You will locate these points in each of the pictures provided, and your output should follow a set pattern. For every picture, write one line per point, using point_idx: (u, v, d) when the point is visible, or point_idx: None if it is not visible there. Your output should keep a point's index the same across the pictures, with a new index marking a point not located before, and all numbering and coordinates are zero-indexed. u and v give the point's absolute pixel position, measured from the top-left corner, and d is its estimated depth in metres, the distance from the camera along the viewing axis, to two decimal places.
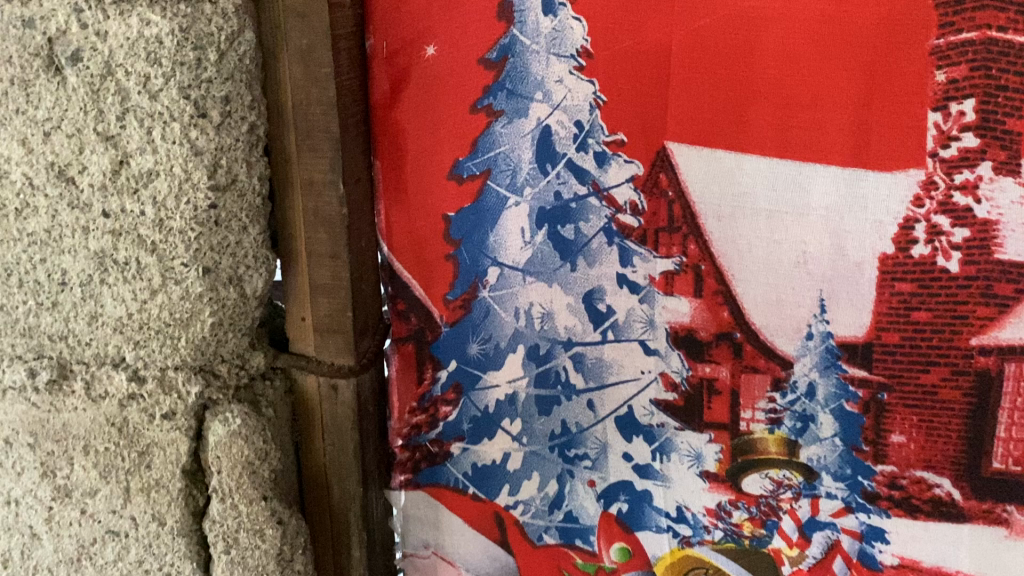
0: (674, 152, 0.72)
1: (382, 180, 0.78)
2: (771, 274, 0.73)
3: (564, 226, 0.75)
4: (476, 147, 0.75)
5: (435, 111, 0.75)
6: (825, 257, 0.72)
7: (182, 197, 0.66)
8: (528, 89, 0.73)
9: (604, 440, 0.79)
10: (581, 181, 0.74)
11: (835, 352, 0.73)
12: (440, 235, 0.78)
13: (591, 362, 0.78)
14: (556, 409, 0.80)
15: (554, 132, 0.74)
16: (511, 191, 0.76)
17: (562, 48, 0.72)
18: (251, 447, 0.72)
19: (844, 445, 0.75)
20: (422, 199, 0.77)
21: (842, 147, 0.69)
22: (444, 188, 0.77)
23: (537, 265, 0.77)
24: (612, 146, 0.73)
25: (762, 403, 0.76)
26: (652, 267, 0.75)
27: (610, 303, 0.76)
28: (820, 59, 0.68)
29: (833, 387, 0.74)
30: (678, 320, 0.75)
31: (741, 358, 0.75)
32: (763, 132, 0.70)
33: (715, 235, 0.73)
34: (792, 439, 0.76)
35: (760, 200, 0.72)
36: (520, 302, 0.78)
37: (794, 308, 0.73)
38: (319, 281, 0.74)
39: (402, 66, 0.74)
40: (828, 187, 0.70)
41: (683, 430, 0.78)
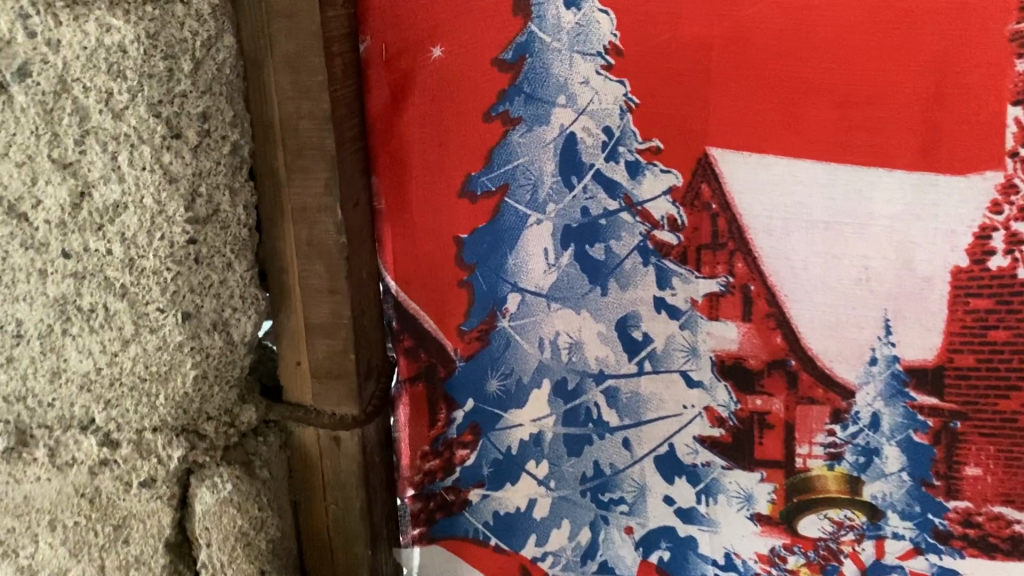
0: (718, 159, 0.64)
1: (383, 202, 0.68)
2: (829, 294, 0.65)
3: (592, 245, 0.67)
4: (491, 160, 0.66)
5: (443, 120, 0.66)
6: (889, 273, 0.64)
7: (156, 231, 0.57)
8: (549, 92, 0.64)
9: (642, 482, 0.71)
10: (611, 194, 0.65)
11: (903, 378, 0.65)
12: (451, 260, 0.69)
13: (626, 397, 0.69)
14: (588, 448, 0.71)
15: (579, 140, 0.65)
16: (532, 208, 0.67)
17: (587, 44, 0.63)
18: (244, 516, 0.63)
19: (913, 480, 0.67)
20: (428, 222, 0.68)
21: (907, 149, 0.61)
22: (455, 207, 0.68)
23: (562, 289, 0.68)
24: (646, 154, 0.64)
25: (820, 436, 0.68)
26: (693, 289, 0.66)
27: (646, 330, 0.68)
28: (882, 51, 0.60)
29: (899, 416, 0.66)
30: (725, 347, 0.67)
31: (796, 389, 0.67)
32: (819, 135, 0.62)
33: (765, 251, 0.65)
34: (855, 475, 0.68)
35: (816, 210, 0.63)
36: (544, 331, 0.69)
37: (854, 331, 0.65)
38: (316, 320, 0.64)
39: (404, 71, 0.65)
40: (893, 194, 0.62)
41: (731, 469, 0.69)
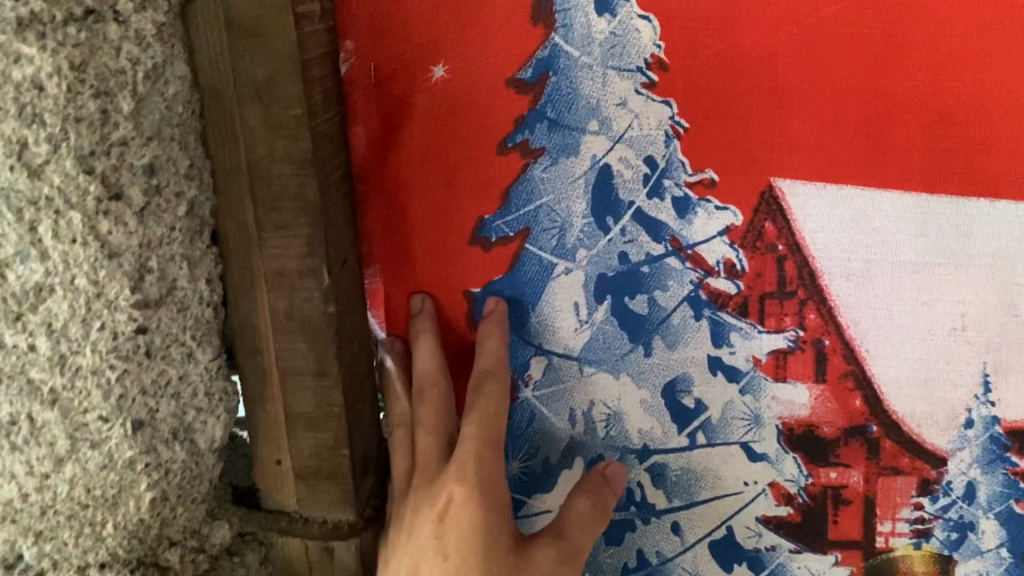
0: (785, 192, 0.53)
1: (380, 254, 0.57)
2: (918, 345, 0.54)
3: (633, 297, 0.55)
4: (508, 199, 0.54)
5: (448, 153, 0.54)
6: (990, 321, 0.53)
7: (93, 321, 0.46)
8: (577, 117, 0.53)
9: (695, 572, 0.60)
10: (655, 237, 0.54)
11: (1004, 443, 0.55)
12: (462, 318, 0.57)
13: (675, 475, 0.58)
14: (629, 536, 0.60)
15: (615, 173, 0.53)
16: (559, 255, 0.55)
17: (624, 58, 0.51)
18: None
19: (1014, 557, 0.57)
20: (435, 273, 0.57)
21: (1015, 175, 0.51)
22: (466, 254, 0.56)
23: (597, 350, 0.56)
24: (698, 188, 0.53)
25: (905, 511, 0.57)
26: (756, 345, 0.55)
27: (699, 397, 0.56)
28: (981, 57, 0.50)
29: (998, 485, 0.56)
30: (794, 414, 0.56)
31: (878, 458, 0.56)
32: (910, 161, 0.52)
33: (843, 301, 0.54)
34: (946, 554, 0.58)
35: (904, 250, 0.53)
36: (575, 401, 0.58)
37: (947, 390, 0.55)
38: (301, 410, 0.53)
39: (398, 94, 0.53)
40: (996, 228, 0.52)
41: (800, 552, 0.59)
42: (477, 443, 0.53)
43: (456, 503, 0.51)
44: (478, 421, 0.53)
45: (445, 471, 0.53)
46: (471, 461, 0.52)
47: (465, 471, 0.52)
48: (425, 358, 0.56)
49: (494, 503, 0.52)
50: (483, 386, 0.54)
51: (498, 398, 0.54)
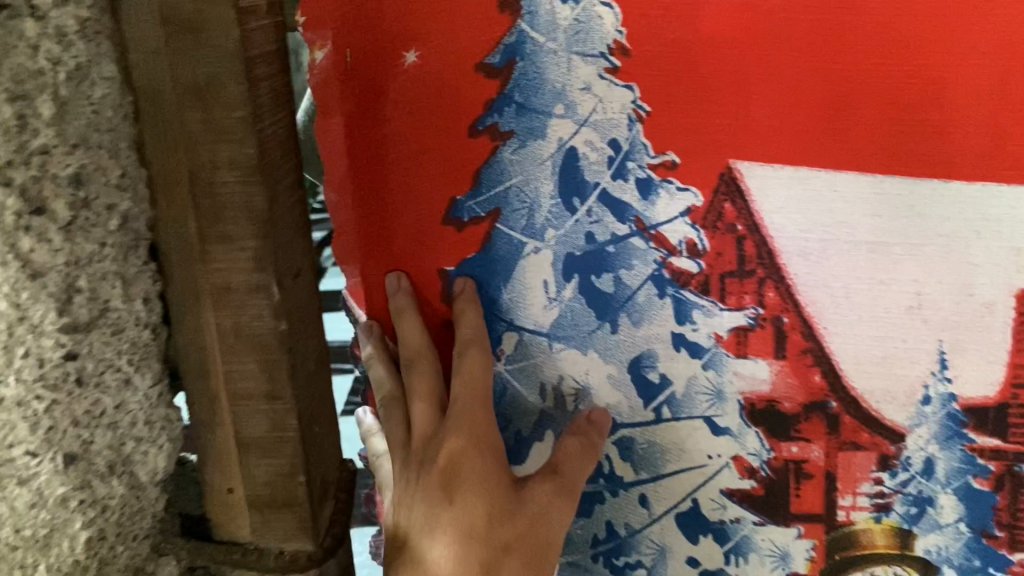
0: (744, 173, 0.52)
1: (353, 243, 0.56)
2: (877, 325, 0.55)
3: (600, 276, 0.54)
4: (478, 180, 0.53)
5: (419, 138, 0.53)
6: (945, 301, 0.54)
7: (15, 347, 0.43)
8: (543, 100, 0.52)
9: (663, 543, 0.61)
10: (620, 218, 0.53)
11: (961, 419, 0.56)
12: (436, 297, 0.57)
13: (642, 449, 0.59)
14: (600, 507, 0.61)
15: (581, 156, 0.52)
16: (528, 235, 0.54)
17: (587, 44, 0.50)
18: None
19: (972, 531, 0.59)
20: (408, 257, 0.56)
21: (968, 156, 0.51)
22: (439, 236, 0.55)
23: (566, 327, 0.56)
24: (660, 169, 0.52)
25: (865, 486, 0.58)
26: (717, 322, 0.55)
27: (664, 372, 0.56)
28: (937, 42, 0.49)
29: (955, 461, 0.57)
30: (756, 389, 0.56)
31: (838, 433, 0.57)
32: (866, 142, 0.51)
33: (800, 277, 0.54)
34: (905, 528, 0.59)
35: (859, 230, 0.53)
36: (546, 377, 0.58)
37: (906, 367, 0.55)
38: (254, 435, 0.51)
39: (370, 80, 0.52)
40: (950, 209, 0.52)
41: (764, 525, 0.60)
42: (472, 398, 0.54)
43: (457, 452, 0.52)
44: (467, 379, 0.54)
45: (444, 428, 0.54)
46: (468, 412, 0.54)
47: (464, 424, 0.53)
48: (407, 334, 0.56)
49: (492, 450, 0.53)
50: (468, 351, 0.54)
51: (483, 358, 0.54)
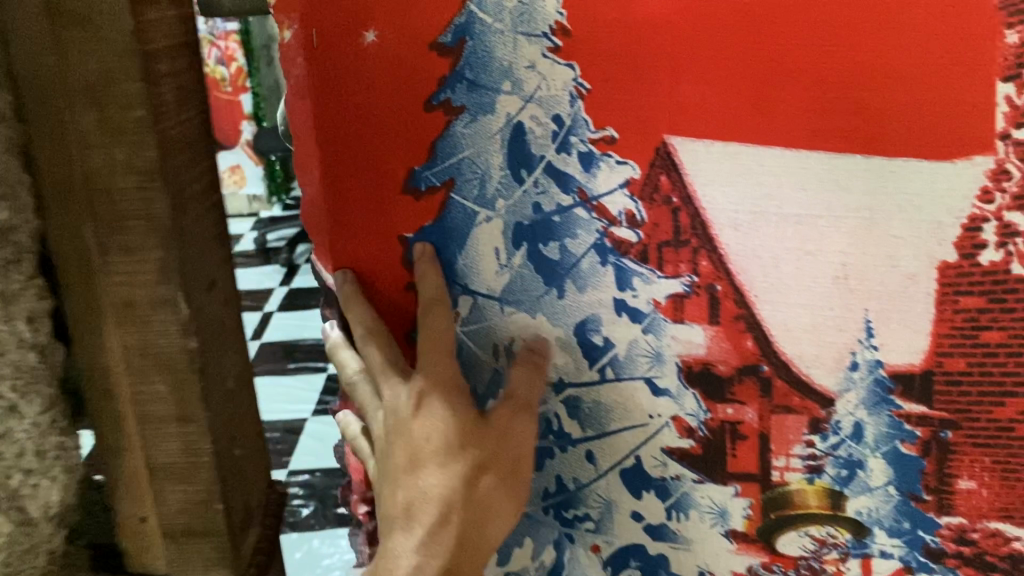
0: (676, 148, 0.53)
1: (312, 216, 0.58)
2: (805, 293, 0.56)
3: (546, 244, 0.56)
4: (433, 153, 0.55)
5: (377, 113, 0.54)
6: (870, 270, 0.56)
7: None
8: (492, 77, 0.53)
9: (608, 497, 0.63)
10: (563, 189, 0.55)
11: (888, 385, 0.58)
12: (396, 266, 0.58)
13: (589, 407, 0.61)
14: (550, 463, 0.63)
15: (527, 130, 0.54)
16: (481, 205, 0.56)
17: (532, 24, 0.52)
18: None
19: (901, 494, 0.61)
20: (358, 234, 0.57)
21: (891, 130, 0.53)
22: (398, 211, 0.57)
23: (516, 292, 0.58)
24: (600, 144, 0.54)
25: (797, 448, 0.60)
26: (656, 289, 0.57)
27: (607, 334, 0.58)
28: (859, 20, 0.51)
29: (884, 426, 0.59)
30: (692, 352, 0.58)
31: (770, 397, 0.59)
32: (795, 118, 0.53)
33: (731, 248, 0.55)
34: (837, 490, 0.61)
35: (786, 203, 0.55)
36: (497, 339, 0.59)
37: (835, 333, 0.57)
38: (167, 461, 0.53)
39: (329, 59, 0.53)
40: (873, 184, 0.54)
41: (702, 483, 0.62)
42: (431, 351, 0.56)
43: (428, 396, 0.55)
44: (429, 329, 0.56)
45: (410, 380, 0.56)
46: (431, 360, 0.56)
47: (429, 375, 0.55)
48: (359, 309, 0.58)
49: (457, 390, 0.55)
50: (431, 308, 0.56)
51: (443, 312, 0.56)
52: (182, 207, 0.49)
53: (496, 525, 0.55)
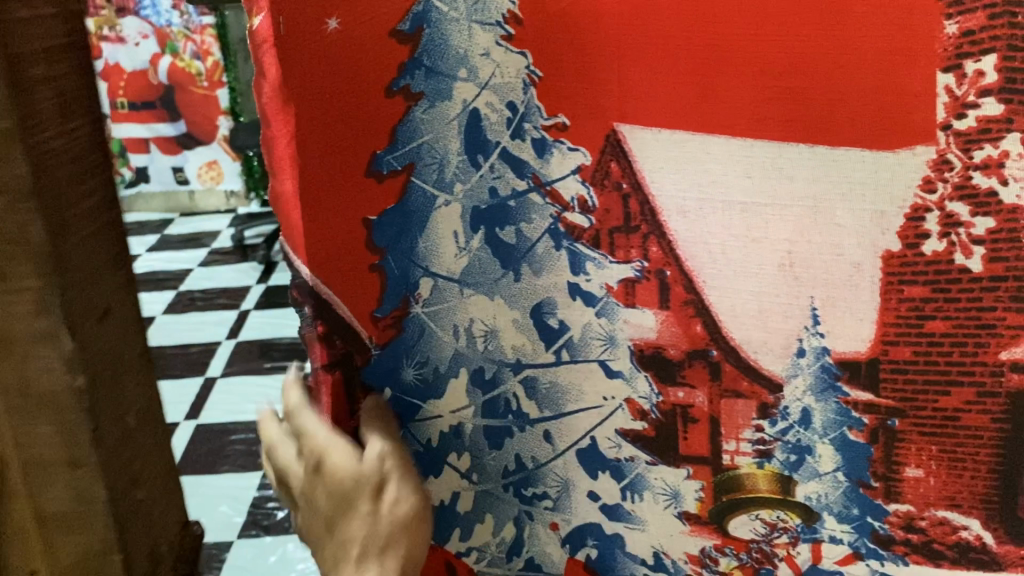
0: (626, 135, 0.60)
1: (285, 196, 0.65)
2: (750, 281, 0.60)
3: (503, 228, 0.63)
4: (395, 137, 0.63)
5: (343, 93, 0.63)
6: (813, 258, 0.58)
7: None
8: (449, 65, 0.61)
9: (566, 476, 0.68)
10: (519, 174, 0.62)
11: (834, 372, 0.60)
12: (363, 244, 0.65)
13: (545, 388, 0.66)
14: (508, 441, 0.68)
15: (483, 116, 0.62)
16: (440, 188, 0.64)
17: (485, 14, 0.60)
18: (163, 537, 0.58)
19: (850, 481, 0.62)
20: (328, 201, 0.65)
21: (829, 121, 0.56)
22: (361, 186, 0.64)
23: (475, 274, 0.65)
24: (552, 130, 0.61)
25: (747, 432, 0.63)
26: (608, 274, 0.63)
27: (562, 318, 0.64)
28: (794, 15, 0.55)
29: (832, 412, 0.61)
30: (643, 336, 0.63)
31: (719, 380, 0.63)
32: (739, 108, 0.57)
33: (680, 234, 0.60)
34: (785, 474, 0.63)
35: (732, 190, 0.59)
36: (458, 318, 0.66)
37: (780, 320, 0.60)
38: (57, 505, 0.52)
39: (309, 44, 0.62)
40: (815, 172, 0.57)
41: (656, 465, 0.66)
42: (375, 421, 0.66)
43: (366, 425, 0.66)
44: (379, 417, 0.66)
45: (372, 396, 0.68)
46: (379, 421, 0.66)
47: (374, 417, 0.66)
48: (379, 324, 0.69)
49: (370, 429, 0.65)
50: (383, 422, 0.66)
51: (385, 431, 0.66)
52: (65, 225, 0.48)
53: (390, 489, 0.59)
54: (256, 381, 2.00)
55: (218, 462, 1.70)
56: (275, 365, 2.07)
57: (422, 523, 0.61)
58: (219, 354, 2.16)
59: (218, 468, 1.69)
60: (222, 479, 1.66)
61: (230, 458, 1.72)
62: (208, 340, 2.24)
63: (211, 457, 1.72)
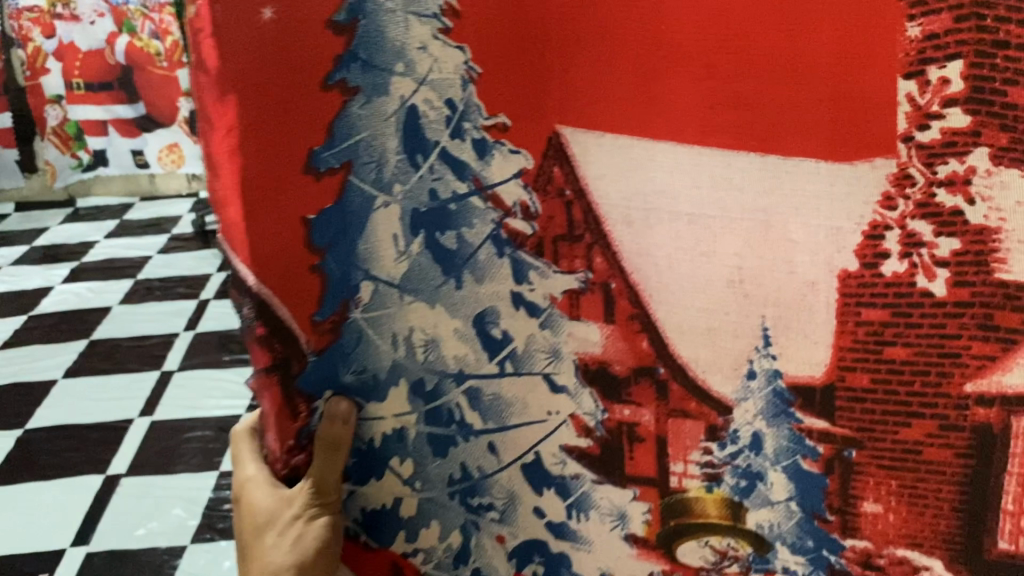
0: (569, 139, 0.56)
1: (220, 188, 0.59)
2: (699, 297, 0.56)
3: (444, 233, 0.60)
4: (331, 134, 0.59)
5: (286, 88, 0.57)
6: (765, 276, 0.54)
7: None
8: (386, 59, 0.58)
9: (511, 488, 0.65)
10: (459, 176, 0.59)
11: (787, 398, 0.56)
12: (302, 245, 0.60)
13: (489, 399, 0.63)
14: (453, 450, 0.65)
15: (422, 114, 0.58)
16: (378, 189, 0.60)
17: (421, 4, 0.56)
18: None
19: (804, 512, 0.58)
20: (267, 201, 0.58)
21: (781, 129, 0.51)
22: (299, 185, 0.59)
23: (414, 281, 0.62)
24: (493, 132, 0.58)
25: (695, 454, 0.60)
26: (551, 284, 0.59)
27: (505, 328, 0.61)
28: (747, 14, 0.50)
29: (784, 440, 0.57)
30: (588, 350, 0.60)
31: (667, 399, 0.59)
32: (686, 114, 0.53)
33: (625, 246, 0.57)
34: (736, 500, 0.59)
35: (680, 200, 0.55)
36: (398, 326, 0.63)
37: (728, 339, 0.56)
38: None
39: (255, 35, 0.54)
40: (766, 183, 0.53)
41: (602, 484, 0.62)
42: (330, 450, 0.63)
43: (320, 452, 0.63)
44: (329, 451, 0.63)
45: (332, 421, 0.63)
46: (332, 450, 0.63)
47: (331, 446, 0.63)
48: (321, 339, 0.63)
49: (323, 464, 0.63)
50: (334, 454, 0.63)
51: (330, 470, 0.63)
52: None
53: (275, 533, 0.63)
54: (208, 377, 1.82)
55: (173, 463, 1.56)
56: (237, 358, 1.88)
57: (321, 561, 0.64)
58: (175, 346, 1.94)
59: (174, 468, 1.55)
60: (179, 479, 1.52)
61: (186, 457, 1.58)
62: (162, 330, 2.01)
63: (161, 458, 1.57)
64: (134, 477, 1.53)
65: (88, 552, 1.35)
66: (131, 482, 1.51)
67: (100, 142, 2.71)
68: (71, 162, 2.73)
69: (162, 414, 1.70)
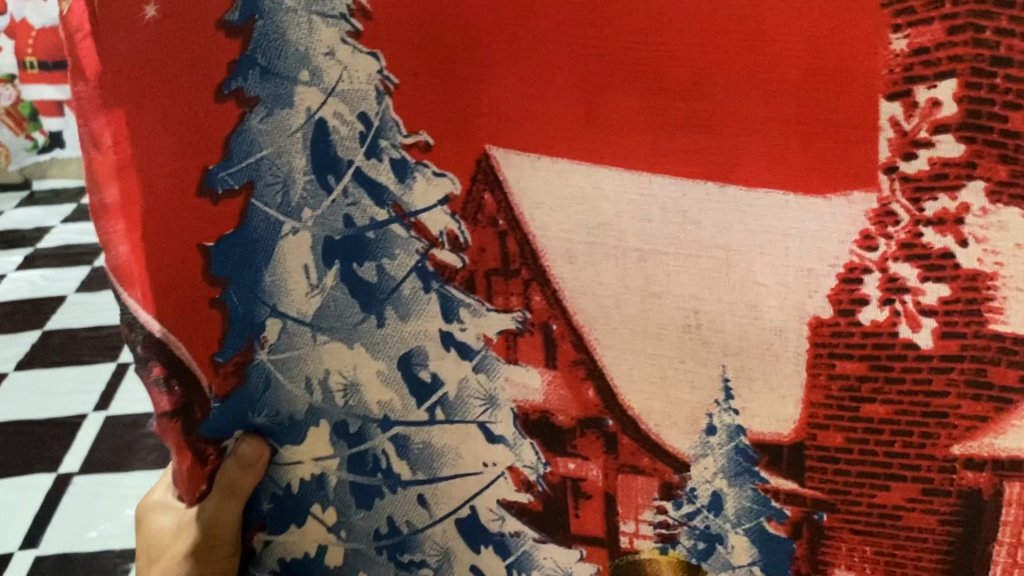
0: (500, 162, 0.48)
1: (108, 210, 0.54)
2: (650, 342, 0.49)
3: (361, 264, 0.52)
4: (228, 151, 0.52)
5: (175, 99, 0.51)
6: (725, 321, 0.47)
7: None
8: (288, 66, 0.50)
9: (445, 545, 0.58)
10: (378, 201, 0.51)
11: (751, 456, 0.49)
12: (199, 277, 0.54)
13: (417, 448, 0.56)
14: (379, 502, 0.58)
15: (331, 130, 0.50)
16: (284, 214, 0.52)
17: (327, 4, 0.48)
18: None
19: None
20: (159, 223, 0.54)
21: (743, 156, 0.44)
22: (191, 210, 0.53)
23: (329, 318, 0.54)
24: (414, 150, 0.50)
25: (647, 514, 0.53)
26: (485, 323, 0.52)
27: (435, 371, 0.54)
28: (702, 22, 0.43)
29: (747, 501, 0.50)
30: (527, 398, 0.52)
31: (616, 453, 0.52)
32: (633, 136, 0.46)
33: (567, 283, 0.49)
34: (694, 563, 0.52)
35: (627, 233, 0.47)
36: (312, 369, 0.56)
37: (684, 391, 0.49)
38: None
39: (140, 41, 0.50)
40: (726, 217, 0.45)
41: (545, 543, 0.55)
42: (227, 498, 0.58)
43: (221, 497, 0.58)
44: (226, 498, 0.58)
45: (237, 471, 0.57)
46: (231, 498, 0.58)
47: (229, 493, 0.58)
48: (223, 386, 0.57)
49: (219, 508, 0.58)
50: (231, 500, 0.58)
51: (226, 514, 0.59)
52: None
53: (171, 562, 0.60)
54: None
55: (130, 458, 1.18)
56: None
57: None
58: None
59: (129, 467, 1.17)
60: (139, 478, 1.14)
61: (141, 453, 1.19)
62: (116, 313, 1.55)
63: (115, 454, 1.19)
64: (88, 473, 1.15)
65: (38, 555, 1.02)
66: (85, 481, 1.14)
67: (56, 125, 2.14)
68: (26, 145, 2.14)
69: (121, 406, 1.28)
